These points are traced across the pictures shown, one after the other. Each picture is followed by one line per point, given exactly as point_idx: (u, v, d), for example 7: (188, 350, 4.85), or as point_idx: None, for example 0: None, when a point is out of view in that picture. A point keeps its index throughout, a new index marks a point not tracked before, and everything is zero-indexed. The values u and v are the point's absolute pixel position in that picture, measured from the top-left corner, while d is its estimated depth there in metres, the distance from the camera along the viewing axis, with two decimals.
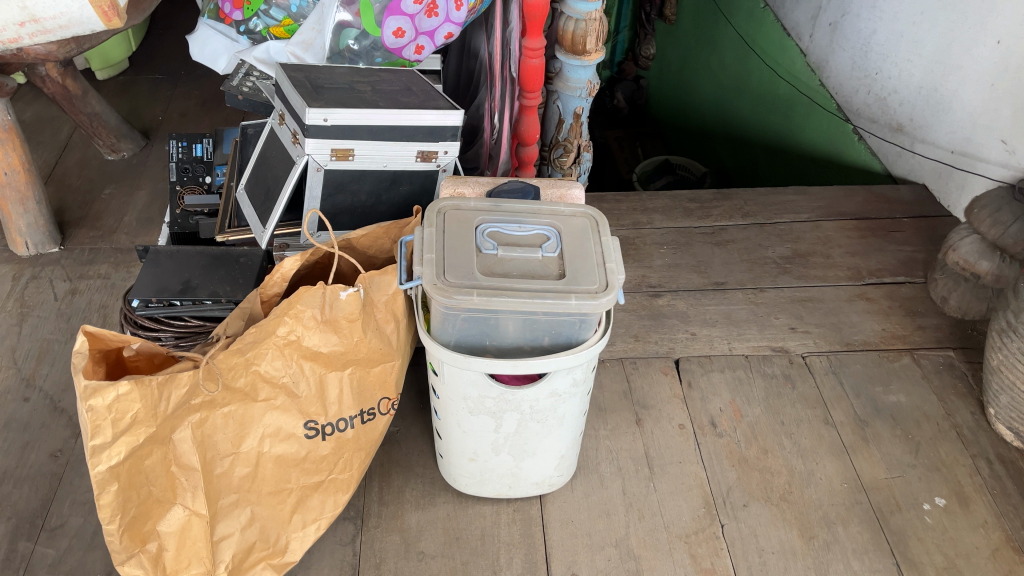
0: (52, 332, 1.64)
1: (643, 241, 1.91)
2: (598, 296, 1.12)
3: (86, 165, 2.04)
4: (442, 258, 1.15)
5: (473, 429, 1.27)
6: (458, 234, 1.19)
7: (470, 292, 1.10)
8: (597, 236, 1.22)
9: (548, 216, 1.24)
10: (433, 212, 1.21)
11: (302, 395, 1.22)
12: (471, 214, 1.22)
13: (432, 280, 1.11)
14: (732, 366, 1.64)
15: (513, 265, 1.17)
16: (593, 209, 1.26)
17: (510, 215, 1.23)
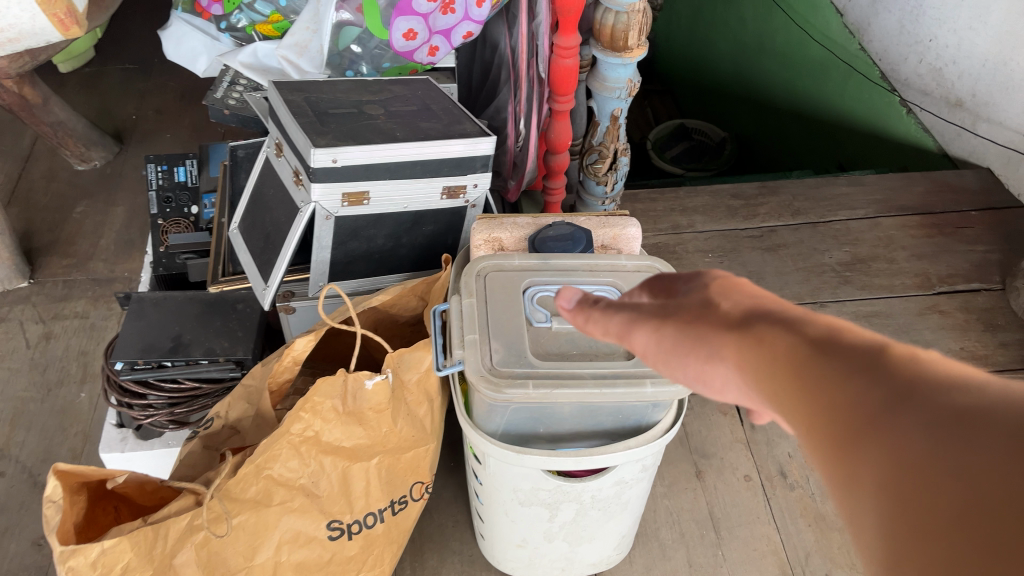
0: (26, 388, 1.44)
1: (685, 248, 1.71)
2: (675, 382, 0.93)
3: (53, 178, 1.81)
4: (485, 339, 0.95)
5: (522, 519, 1.09)
6: (502, 304, 0.99)
7: (523, 385, 0.91)
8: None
9: (606, 271, 1.03)
10: (471, 276, 1.00)
11: (323, 494, 1.03)
12: (515, 276, 1.02)
13: (477, 373, 0.91)
14: None
15: (571, 342, 0.97)
16: (661, 259, 1.04)
17: (561, 274, 1.02)
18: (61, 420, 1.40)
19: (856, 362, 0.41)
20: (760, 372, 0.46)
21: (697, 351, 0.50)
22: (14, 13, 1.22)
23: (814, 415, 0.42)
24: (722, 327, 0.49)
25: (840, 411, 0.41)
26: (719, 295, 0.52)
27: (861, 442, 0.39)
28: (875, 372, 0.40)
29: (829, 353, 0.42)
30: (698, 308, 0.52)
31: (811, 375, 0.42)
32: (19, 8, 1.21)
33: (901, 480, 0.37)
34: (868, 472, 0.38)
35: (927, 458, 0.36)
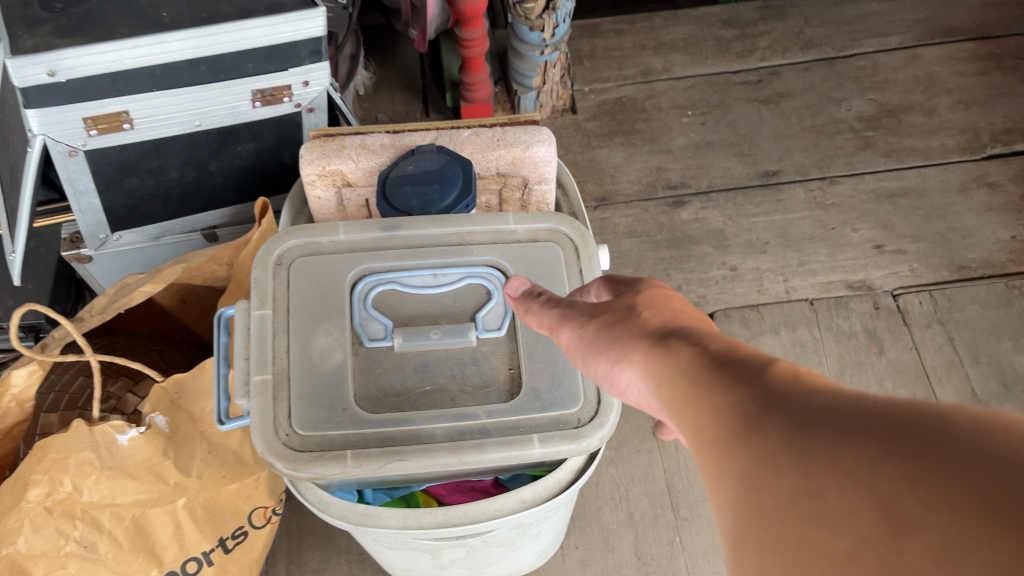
0: None
1: (657, 104, 1.30)
2: (579, 440, 0.59)
3: None
4: (284, 379, 0.60)
5: (400, 556, 0.80)
6: (314, 314, 0.62)
7: (338, 461, 0.57)
8: (572, 281, 0.66)
9: (480, 246, 0.66)
10: (266, 270, 0.63)
11: (109, 556, 0.74)
12: (339, 263, 0.65)
13: (264, 447, 0.57)
14: (793, 324, 1.12)
15: (422, 374, 0.62)
16: (568, 219, 0.67)
17: (410, 255, 0.65)
18: None
19: (740, 371, 0.28)
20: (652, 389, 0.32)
21: (612, 351, 0.36)
22: None
23: (692, 434, 0.28)
24: (643, 334, 0.35)
25: (706, 423, 0.28)
26: (648, 299, 0.38)
27: (730, 466, 0.26)
28: (761, 380, 0.27)
29: (714, 359, 0.30)
30: (623, 314, 0.38)
31: (696, 384, 0.30)
32: None
33: (756, 514, 0.24)
34: (738, 501, 0.25)
35: (801, 495, 0.23)
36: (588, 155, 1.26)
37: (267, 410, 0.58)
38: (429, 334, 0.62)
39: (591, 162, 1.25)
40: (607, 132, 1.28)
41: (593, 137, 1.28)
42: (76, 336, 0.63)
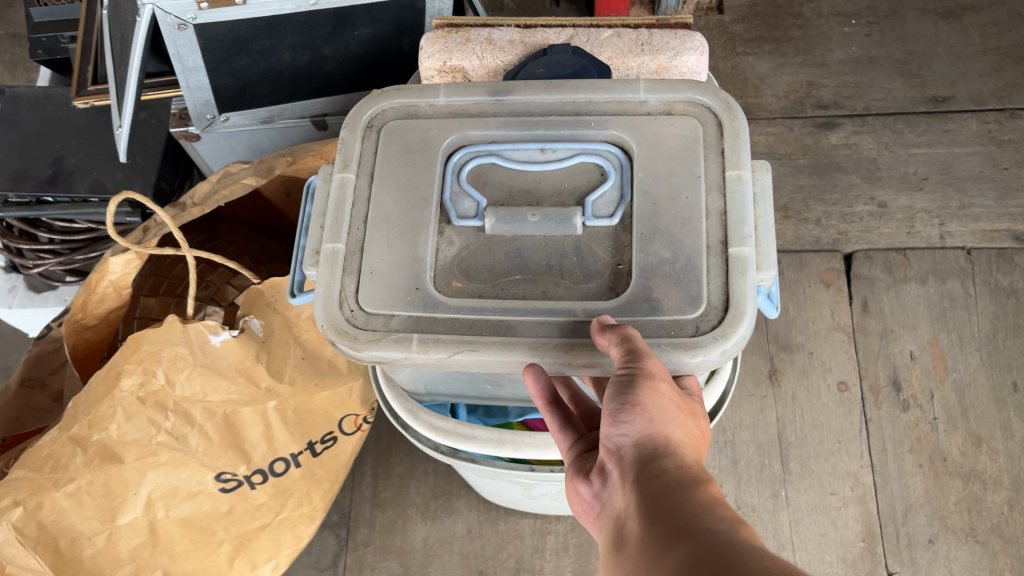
0: None
1: (816, 9, 1.16)
2: (691, 353, 0.44)
3: None
4: (353, 251, 0.50)
5: (488, 480, 0.76)
6: (395, 177, 0.51)
7: (404, 343, 0.47)
8: (713, 168, 0.49)
9: (601, 116, 0.51)
10: (355, 130, 0.52)
11: (200, 450, 0.72)
12: (433, 129, 0.52)
13: (325, 321, 0.47)
14: (943, 273, 1.00)
15: (514, 265, 0.49)
16: (712, 92, 0.50)
17: (514, 122, 0.52)
18: None
19: None
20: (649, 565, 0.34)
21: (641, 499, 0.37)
22: None
23: None
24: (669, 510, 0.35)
25: None
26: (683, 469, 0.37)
27: None
28: None
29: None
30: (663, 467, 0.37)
31: None
32: None
33: None
34: None
35: None
36: (731, 62, 1.13)
37: (330, 281, 0.48)
38: (525, 216, 0.49)
39: (734, 71, 1.13)
40: (755, 37, 1.15)
41: (738, 42, 1.14)
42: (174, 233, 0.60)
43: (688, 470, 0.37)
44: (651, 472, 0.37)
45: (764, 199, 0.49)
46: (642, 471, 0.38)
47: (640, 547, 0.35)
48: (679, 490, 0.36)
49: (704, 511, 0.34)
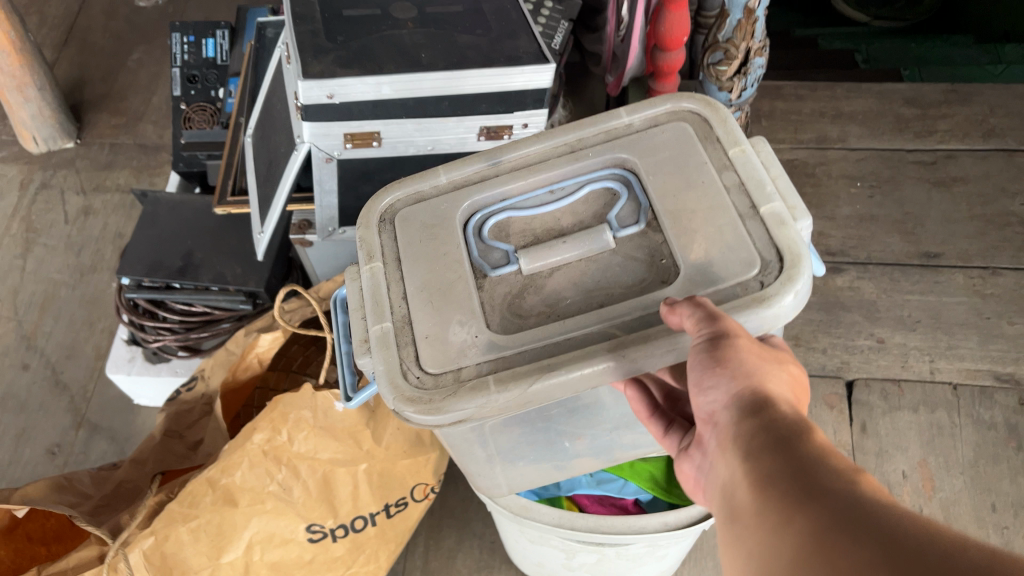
0: (59, 271, 1.35)
1: (828, 170, 1.35)
2: (768, 303, 0.51)
3: (114, 15, 1.64)
4: (404, 322, 0.56)
5: (536, 549, 0.90)
6: (422, 250, 0.59)
7: (469, 390, 0.52)
8: (719, 151, 0.59)
9: (598, 147, 0.61)
10: (371, 228, 0.61)
11: (300, 502, 0.85)
12: (445, 203, 0.61)
13: (398, 395, 0.53)
14: (932, 404, 1.15)
15: (555, 295, 0.56)
16: (691, 98, 0.61)
17: (522, 176, 0.61)
18: (90, 312, 1.31)
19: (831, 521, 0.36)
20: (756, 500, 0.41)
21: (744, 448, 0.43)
22: None
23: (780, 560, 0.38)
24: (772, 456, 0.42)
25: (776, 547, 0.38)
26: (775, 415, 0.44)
27: None
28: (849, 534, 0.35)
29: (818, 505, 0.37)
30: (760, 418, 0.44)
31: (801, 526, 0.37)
32: None
33: None
34: None
35: None
36: None
37: (391, 357, 0.55)
38: (558, 245, 0.57)
39: None
40: None
41: None
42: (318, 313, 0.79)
43: (784, 418, 0.44)
44: (762, 431, 0.43)
45: (770, 159, 0.58)
46: (755, 430, 0.44)
47: (745, 483, 0.42)
48: (789, 442, 0.42)
49: (802, 449, 0.41)
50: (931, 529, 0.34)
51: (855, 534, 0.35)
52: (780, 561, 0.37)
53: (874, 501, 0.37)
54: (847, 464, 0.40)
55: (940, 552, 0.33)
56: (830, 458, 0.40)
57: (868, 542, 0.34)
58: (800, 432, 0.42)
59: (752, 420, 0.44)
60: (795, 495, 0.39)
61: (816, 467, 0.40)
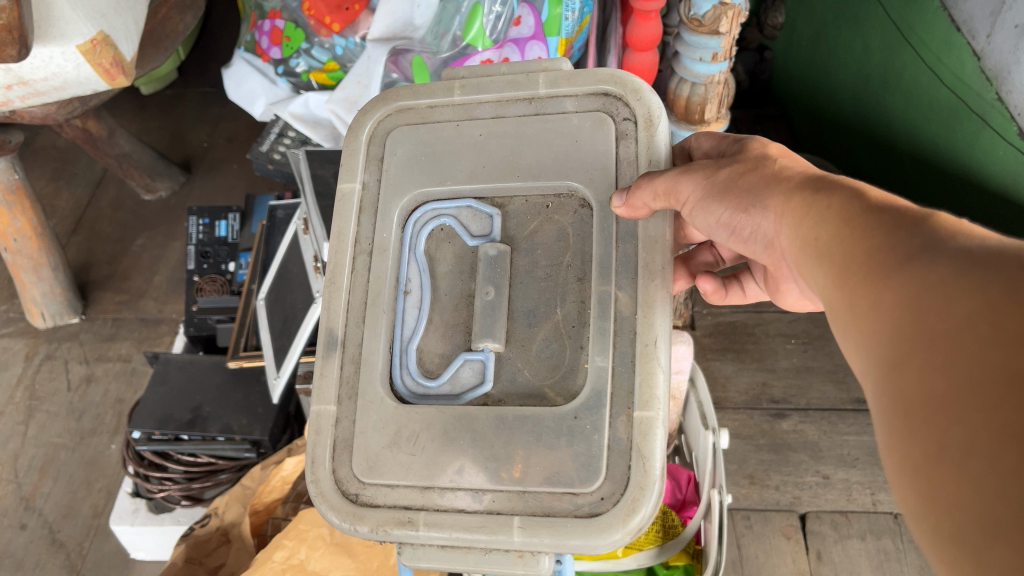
0: (60, 436, 1.42)
1: (766, 330, 1.52)
2: (655, 120, 0.62)
3: (120, 207, 1.81)
4: (521, 491, 0.56)
5: None
6: (424, 455, 0.59)
7: (637, 454, 0.54)
8: (453, 103, 0.67)
9: (381, 225, 0.66)
10: (375, 518, 0.58)
11: None
12: (381, 422, 0.61)
13: (620, 530, 0.53)
14: (876, 533, 1.26)
15: (530, 315, 0.61)
16: (352, 145, 0.68)
17: (378, 312, 0.64)
18: (88, 473, 1.37)
19: (920, 281, 0.36)
20: (850, 281, 0.41)
21: (818, 250, 0.45)
22: (59, 62, 1.16)
23: (878, 320, 0.38)
24: (846, 236, 0.43)
25: (869, 309, 0.39)
26: (820, 205, 0.47)
27: (908, 351, 0.35)
28: (940, 287, 0.35)
29: (908, 266, 0.38)
30: (828, 209, 0.46)
31: (893, 288, 0.38)
32: (64, 57, 1.16)
33: (932, 390, 0.33)
34: (911, 374, 0.34)
35: (962, 391, 0.31)
36: (704, 365, 1.49)
37: (572, 527, 0.54)
38: (486, 300, 0.61)
39: (706, 372, 1.48)
40: (720, 347, 1.51)
41: (708, 350, 1.51)
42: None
43: (821, 202, 0.47)
44: (837, 223, 0.44)
45: (478, 70, 0.67)
46: (821, 225, 0.46)
47: (824, 279, 0.44)
48: (869, 222, 0.42)
49: (847, 227, 0.44)
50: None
51: (967, 286, 0.34)
52: (881, 340, 0.37)
53: (974, 250, 0.36)
54: (936, 226, 0.39)
55: None
56: (922, 224, 0.40)
57: (977, 289, 0.33)
58: (879, 213, 0.42)
59: (823, 221, 0.46)
60: (891, 269, 0.39)
61: (900, 236, 0.40)
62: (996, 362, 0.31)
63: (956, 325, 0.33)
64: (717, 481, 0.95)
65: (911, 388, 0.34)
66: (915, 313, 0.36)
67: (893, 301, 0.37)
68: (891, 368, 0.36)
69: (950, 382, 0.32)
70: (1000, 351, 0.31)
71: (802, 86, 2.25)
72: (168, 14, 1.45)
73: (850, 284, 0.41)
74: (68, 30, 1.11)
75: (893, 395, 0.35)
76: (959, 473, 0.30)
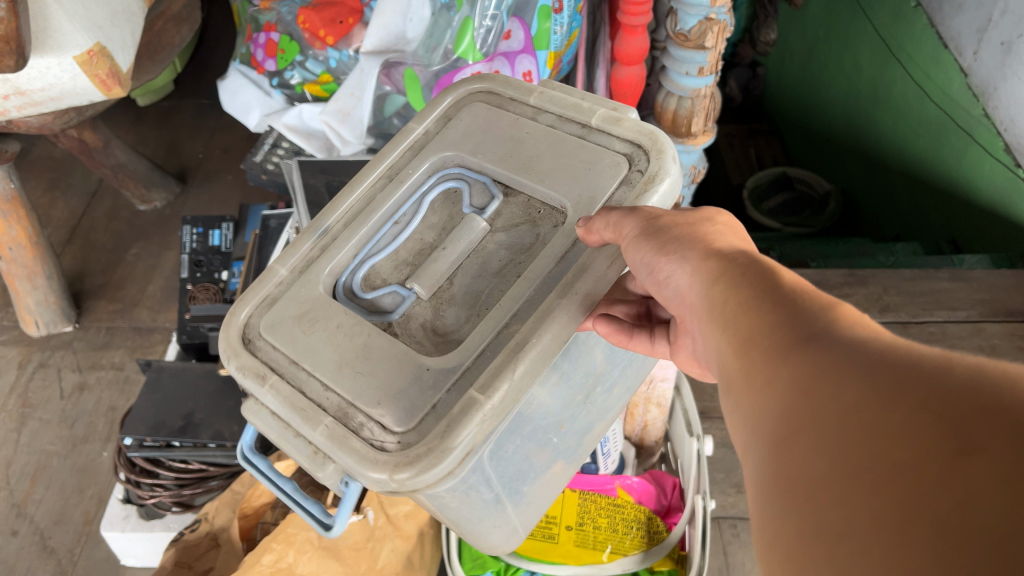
0: (52, 443, 1.43)
1: None
2: (658, 178, 0.63)
3: (115, 217, 1.83)
4: (350, 404, 0.58)
5: None
6: (311, 340, 0.62)
7: (445, 422, 0.54)
8: (525, 104, 0.74)
9: (412, 162, 0.72)
10: (241, 355, 0.63)
11: None
12: (307, 291, 0.65)
13: (385, 472, 0.54)
14: None
15: (469, 294, 0.63)
16: (442, 99, 0.77)
17: (362, 222, 0.69)
18: (79, 480, 1.38)
19: (817, 364, 0.37)
20: (750, 354, 0.42)
21: (723, 316, 0.45)
22: (55, 73, 1.18)
23: (775, 399, 0.38)
24: (753, 307, 0.43)
25: (766, 386, 0.39)
26: (735, 270, 0.47)
27: (799, 434, 0.35)
28: (835, 373, 0.35)
29: (807, 350, 0.38)
30: (739, 279, 0.46)
31: (791, 369, 0.38)
32: (61, 67, 1.17)
33: (816, 476, 0.33)
34: (801, 459, 0.34)
35: (845, 482, 0.32)
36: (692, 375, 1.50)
37: (354, 448, 0.55)
38: (440, 250, 0.65)
39: (694, 382, 1.49)
40: None
41: None
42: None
43: (741, 266, 0.47)
44: (743, 294, 0.45)
45: (567, 90, 0.73)
46: (730, 291, 0.46)
47: (725, 343, 0.44)
48: (776, 298, 0.43)
49: (761, 292, 0.44)
50: (929, 351, 0.34)
51: (855, 373, 0.35)
52: (774, 417, 0.37)
53: (871, 340, 0.36)
54: (842, 315, 0.40)
55: (948, 375, 0.32)
56: (821, 310, 0.40)
57: (869, 377, 0.34)
58: (789, 291, 0.43)
59: (732, 287, 0.46)
60: (788, 350, 0.39)
61: (806, 317, 0.40)
62: (879, 454, 0.31)
63: (843, 410, 0.34)
64: (701, 487, 0.97)
65: (797, 472, 0.34)
66: (809, 396, 0.36)
67: (790, 381, 0.37)
68: (778, 447, 0.36)
69: (833, 467, 0.32)
70: (880, 442, 0.31)
71: (793, 102, 2.27)
72: (165, 26, 1.48)
73: (750, 357, 0.41)
74: (66, 41, 1.13)
75: (780, 473, 0.35)
76: (833, 562, 0.30)
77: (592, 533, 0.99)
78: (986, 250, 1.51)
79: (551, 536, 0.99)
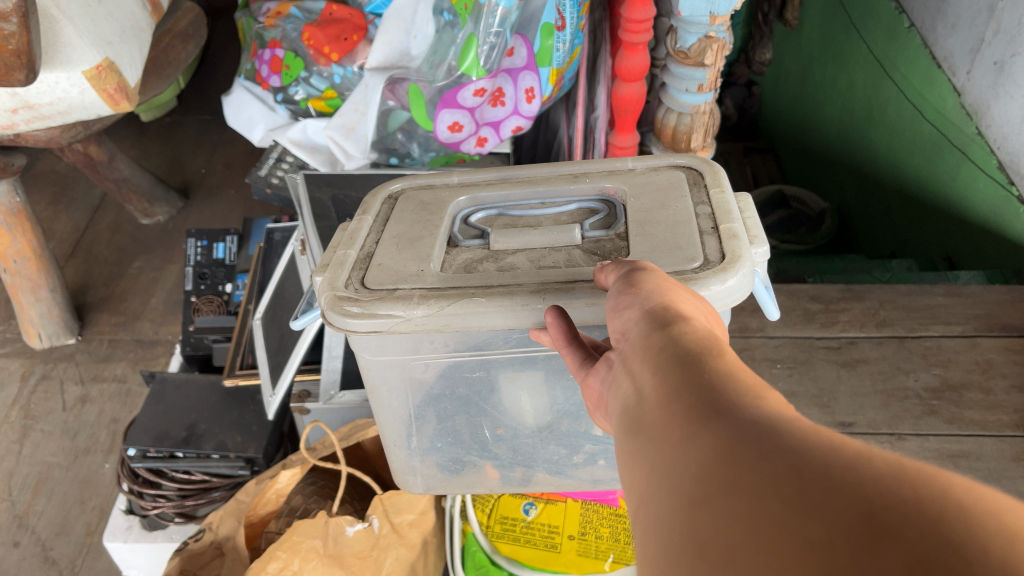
0: (54, 454, 1.44)
1: None
2: (694, 286, 0.57)
3: (118, 230, 1.84)
4: (368, 259, 0.65)
5: None
6: (407, 216, 0.69)
7: (387, 294, 0.60)
8: (704, 194, 0.68)
9: (601, 175, 0.72)
10: (376, 197, 0.73)
11: None
12: (451, 195, 0.72)
13: (326, 292, 0.61)
14: None
15: (509, 267, 0.62)
16: (686, 156, 0.72)
17: (526, 186, 0.72)
18: (81, 492, 1.38)
19: (734, 430, 0.32)
20: (663, 402, 0.37)
21: (642, 357, 0.40)
22: (64, 87, 1.20)
23: (687, 459, 0.33)
24: (676, 353, 0.38)
25: (677, 443, 0.34)
26: (673, 313, 0.42)
27: (711, 502, 0.30)
28: (752, 444, 0.31)
29: (723, 415, 0.33)
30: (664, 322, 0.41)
31: (705, 432, 0.33)
32: (69, 82, 1.19)
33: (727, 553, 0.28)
34: (712, 532, 0.29)
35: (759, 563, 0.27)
36: None
37: (342, 273, 0.63)
38: (530, 235, 0.65)
39: None
40: None
41: None
42: (336, 451, 0.95)
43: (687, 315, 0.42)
44: (669, 343, 0.39)
45: (749, 209, 0.66)
46: (662, 336, 0.40)
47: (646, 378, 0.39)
48: (702, 353, 0.38)
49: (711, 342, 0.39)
50: (851, 442, 0.30)
51: (771, 447, 0.30)
52: (683, 481, 0.33)
53: (791, 419, 0.32)
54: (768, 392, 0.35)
55: (871, 465, 0.28)
56: (745, 382, 0.36)
57: (789, 454, 0.30)
58: (716, 348, 0.38)
59: (653, 328, 0.41)
60: (703, 410, 0.34)
61: (729, 381, 0.36)
62: (795, 533, 0.27)
63: (757, 482, 0.29)
64: None
65: (708, 544, 0.29)
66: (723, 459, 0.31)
67: (704, 442, 0.33)
68: (684, 509, 0.32)
69: (747, 537, 0.28)
70: (793, 518, 0.27)
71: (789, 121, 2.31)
72: (171, 43, 1.51)
73: (662, 409, 0.36)
74: (74, 55, 1.15)
75: (685, 537, 0.31)
76: None
77: (594, 543, 0.99)
78: (980, 268, 1.52)
79: (552, 545, 0.99)
